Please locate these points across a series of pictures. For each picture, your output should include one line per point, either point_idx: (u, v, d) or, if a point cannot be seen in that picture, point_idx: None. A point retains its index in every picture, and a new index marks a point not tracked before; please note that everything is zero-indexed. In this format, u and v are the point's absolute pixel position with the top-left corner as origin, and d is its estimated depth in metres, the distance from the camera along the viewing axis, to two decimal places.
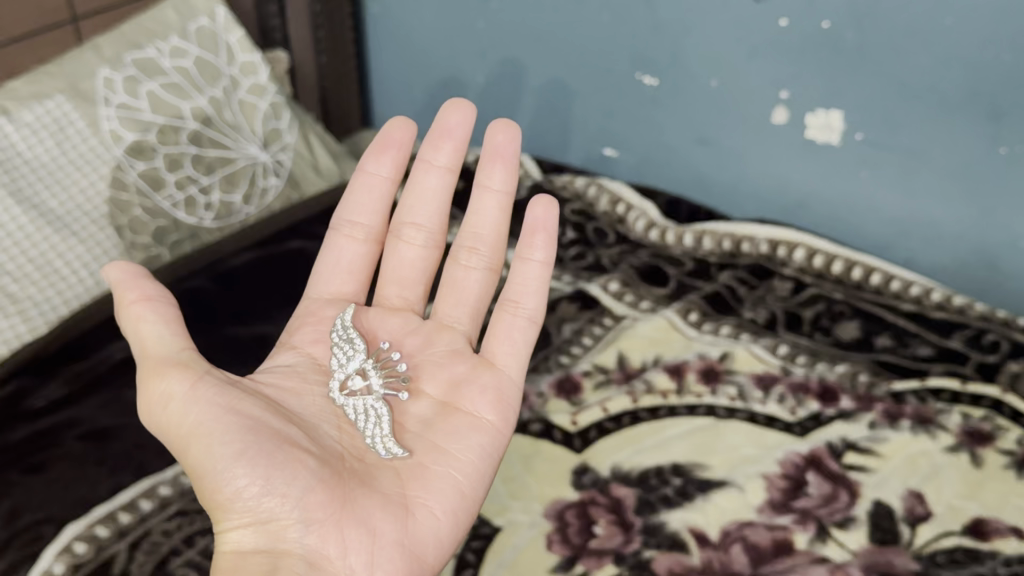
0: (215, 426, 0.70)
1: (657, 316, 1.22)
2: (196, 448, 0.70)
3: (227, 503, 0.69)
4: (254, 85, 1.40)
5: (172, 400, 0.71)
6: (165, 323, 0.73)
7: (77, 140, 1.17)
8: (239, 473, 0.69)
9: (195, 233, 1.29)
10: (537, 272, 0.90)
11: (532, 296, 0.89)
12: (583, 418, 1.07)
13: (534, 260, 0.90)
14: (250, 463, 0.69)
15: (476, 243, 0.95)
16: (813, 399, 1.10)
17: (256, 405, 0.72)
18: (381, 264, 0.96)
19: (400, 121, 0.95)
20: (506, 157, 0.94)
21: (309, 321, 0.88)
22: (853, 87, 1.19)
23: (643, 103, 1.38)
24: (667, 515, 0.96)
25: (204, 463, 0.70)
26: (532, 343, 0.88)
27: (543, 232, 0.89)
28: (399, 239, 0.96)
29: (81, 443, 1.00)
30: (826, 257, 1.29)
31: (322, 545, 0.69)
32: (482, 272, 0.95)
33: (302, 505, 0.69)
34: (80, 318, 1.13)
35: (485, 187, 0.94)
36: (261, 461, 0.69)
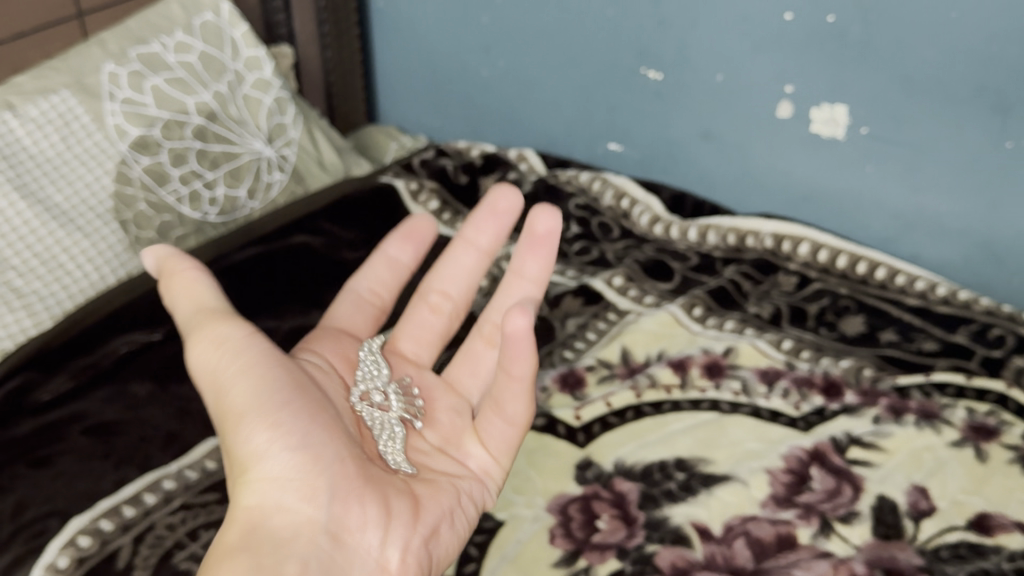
0: (261, 385, 0.67)
1: (661, 310, 1.21)
2: (236, 401, 0.67)
3: (258, 460, 0.67)
4: (259, 80, 1.39)
5: (219, 351, 0.67)
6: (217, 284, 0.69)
7: (83, 135, 1.18)
8: (280, 430, 0.67)
9: (199, 228, 1.29)
10: (518, 386, 0.73)
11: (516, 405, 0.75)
12: (586, 413, 1.08)
13: (517, 375, 0.72)
14: (291, 421, 0.67)
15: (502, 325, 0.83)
16: (817, 394, 1.10)
17: (296, 376, 0.70)
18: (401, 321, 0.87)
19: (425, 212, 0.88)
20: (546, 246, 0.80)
21: (327, 338, 0.82)
22: (858, 81, 1.18)
23: (648, 97, 1.38)
24: (671, 510, 0.96)
25: (242, 414, 0.67)
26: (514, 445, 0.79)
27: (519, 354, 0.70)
28: (425, 304, 0.88)
29: (87, 438, 1.01)
30: (831, 252, 1.28)
31: (343, 517, 0.66)
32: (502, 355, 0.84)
33: (330, 474, 0.67)
34: (85, 314, 1.14)
35: (516, 275, 0.81)
36: (301, 424, 0.68)
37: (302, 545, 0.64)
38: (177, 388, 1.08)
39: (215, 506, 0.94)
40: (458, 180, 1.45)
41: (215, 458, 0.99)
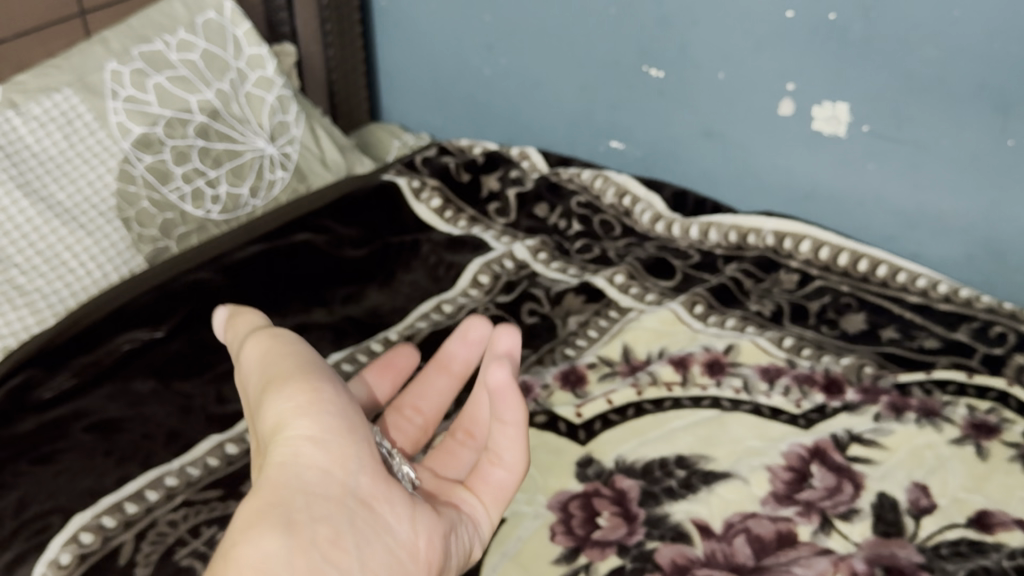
0: (314, 363, 0.63)
1: (662, 308, 1.21)
2: (287, 365, 0.61)
3: (298, 414, 0.58)
4: (262, 78, 1.40)
5: (277, 337, 0.64)
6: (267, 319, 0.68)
7: (86, 133, 1.18)
8: (322, 392, 0.60)
9: (202, 225, 1.28)
10: (512, 429, 0.69)
11: (509, 447, 0.70)
12: (588, 410, 1.08)
13: (508, 419, 0.68)
14: (333, 390, 0.60)
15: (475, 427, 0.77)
16: (818, 391, 1.10)
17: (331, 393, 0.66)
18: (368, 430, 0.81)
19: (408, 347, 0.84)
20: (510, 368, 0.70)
21: None
22: (860, 79, 1.18)
23: (649, 96, 1.38)
24: (672, 507, 0.96)
25: (284, 375, 0.60)
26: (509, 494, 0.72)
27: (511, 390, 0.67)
28: (395, 417, 0.82)
29: (89, 435, 1.01)
30: (832, 249, 1.28)
31: (373, 491, 0.58)
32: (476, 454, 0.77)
33: (363, 450, 0.59)
34: (89, 310, 1.13)
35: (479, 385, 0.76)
36: (342, 397, 0.61)
37: (331, 508, 0.56)
38: (179, 385, 1.08)
39: (217, 503, 0.94)
40: (460, 177, 1.44)
41: (217, 456, 1.00)
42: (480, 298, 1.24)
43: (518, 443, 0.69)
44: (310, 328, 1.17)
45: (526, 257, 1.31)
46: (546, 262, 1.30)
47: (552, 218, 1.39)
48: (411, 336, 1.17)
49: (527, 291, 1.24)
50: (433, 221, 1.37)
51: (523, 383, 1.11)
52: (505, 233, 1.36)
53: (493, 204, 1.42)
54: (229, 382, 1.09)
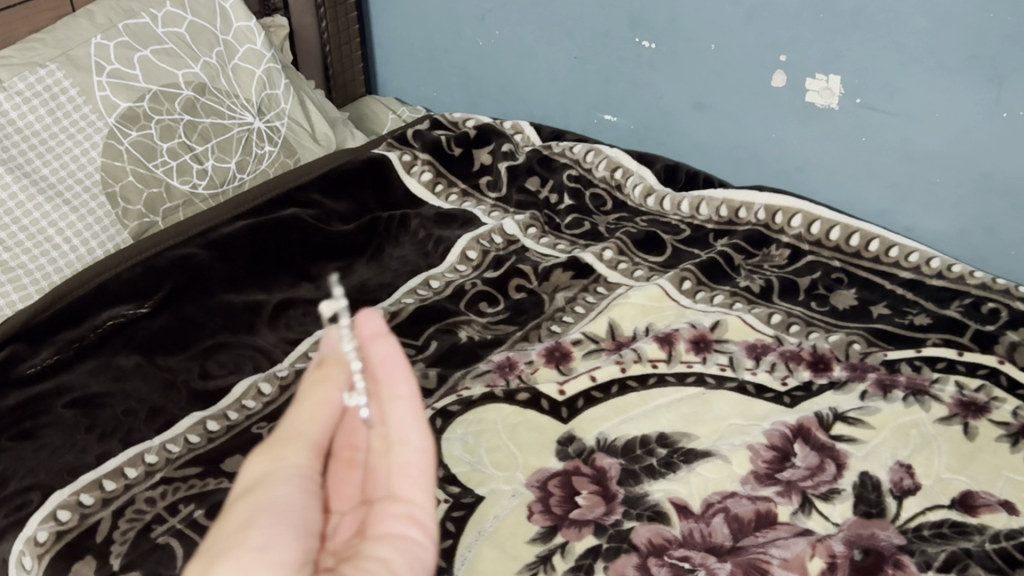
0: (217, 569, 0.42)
1: (650, 284, 1.19)
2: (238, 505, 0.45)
3: (220, 548, 0.43)
4: (251, 51, 1.37)
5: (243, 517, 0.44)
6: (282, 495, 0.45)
7: (70, 107, 1.17)
8: (249, 531, 0.44)
9: (189, 200, 1.26)
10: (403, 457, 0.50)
11: (413, 426, 0.49)
12: (571, 387, 1.08)
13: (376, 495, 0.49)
14: (269, 518, 0.44)
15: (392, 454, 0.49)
16: (805, 368, 1.09)
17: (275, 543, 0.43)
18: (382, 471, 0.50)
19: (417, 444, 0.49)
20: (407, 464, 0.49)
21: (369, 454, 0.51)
22: (853, 49, 1.15)
23: (642, 68, 1.34)
24: (651, 486, 0.96)
25: (242, 488, 0.46)
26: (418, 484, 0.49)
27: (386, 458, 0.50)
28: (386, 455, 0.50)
29: (71, 411, 1.02)
30: (824, 223, 1.24)
31: None
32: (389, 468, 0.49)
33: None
34: (74, 285, 1.12)
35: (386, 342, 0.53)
36: (289, 502, 0.45)
37: None
38: (163, 360, 1.08)
39: (195, 480, 0.94)
40: (452, 152, 1.40)
41: (199, 433, 1.00)
42: (468, 273, 1.23)
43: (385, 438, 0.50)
44: (295, 303, 1.17)
45: (515, 232, 1.29)
46: (536, 238, 1.29)
47: (543, 192, 1.35)
48: (396, 312, 1.17)
49: (516, 267, 1.23)
50: (424, 195, 1.35)
51: (507, 360, 1.11)
52: (495, 208, 1.33)
53: (485, 177, 1.38)
54: (212, 358, 1.09)
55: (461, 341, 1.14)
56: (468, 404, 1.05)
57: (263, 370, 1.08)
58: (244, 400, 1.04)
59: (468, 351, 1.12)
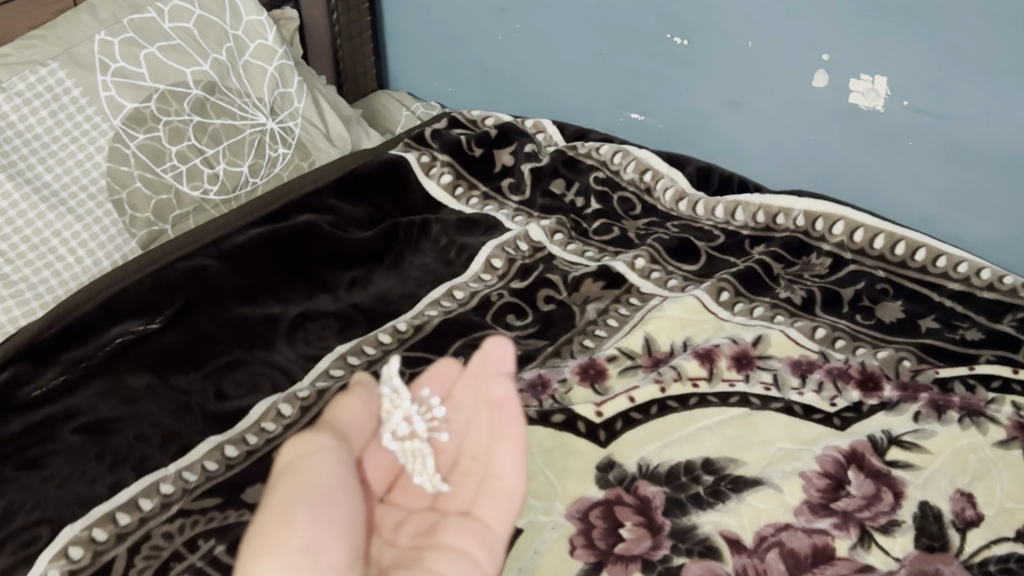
0: (285, 512, 0.53)
1: (686, 295, 1.14)
2: (286, 479, 0.55)
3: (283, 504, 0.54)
4: (262, 48, 1.30)
5: (297, 476, 0.55)
6: (324, 467, 0.56)
7: (73, 108, 1.10)
8: (297, 497, 0.54)
9: (199, 207, 1.20)
10: (498, 496, 0.66)
11: (511, 465, 0.67)
12: (608, 408, 1.02)
13: (444, 509, 0.67)
14: (317, 482, 0.55)
15: (476, 466, 0.69)
16: (854, 387, 1.03)
17: (326, 496, 0.55)
18: (465, 498, 0.67)
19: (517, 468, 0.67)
20: (505, 478, 0.67)
21: (458, 473, 0.69)
22: (904, 50, 1.08)
23: (673, 65, 1.27)
24: (699, 518, 0.91)
25: (283, 464, 0.57)
26: (508, 513, 0.66)
27: (475, 477, 0.68)
28: (471, 475, 0.69)
29: (80, 437, 0.96)
30: (868, 231, 1.19)
31: None
32: (478, 485, 0.68)
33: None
34: (81, 299, 1.06)
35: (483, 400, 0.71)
36: (324, 470, 0.56)
37: None
38: (175, 380, 1.02)
39: (215, 513, 0.88)
40: (472, 152, 1.34)
41: (216, 459, 0.94)
42: (494, 283, 1.17)
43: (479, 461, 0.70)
44: (313, 316, 1.11)
45: (541, 238, 1.23)
46: (562, 244, 1.23)
47: (569, 196, 1.29)
48: (420, 326, 1.09)
49: (544, 277, 1.17)
50: (444, 199, 1.29)
51: (539, 378, 1.05)
52: (519, 212, 1.27)
53: (506, 179, 1.32)
54: (228, 377, 1.03)
55: None
56: None
57: (282, 390, 1.02)
58: (263, 422, 0.98)
59: None
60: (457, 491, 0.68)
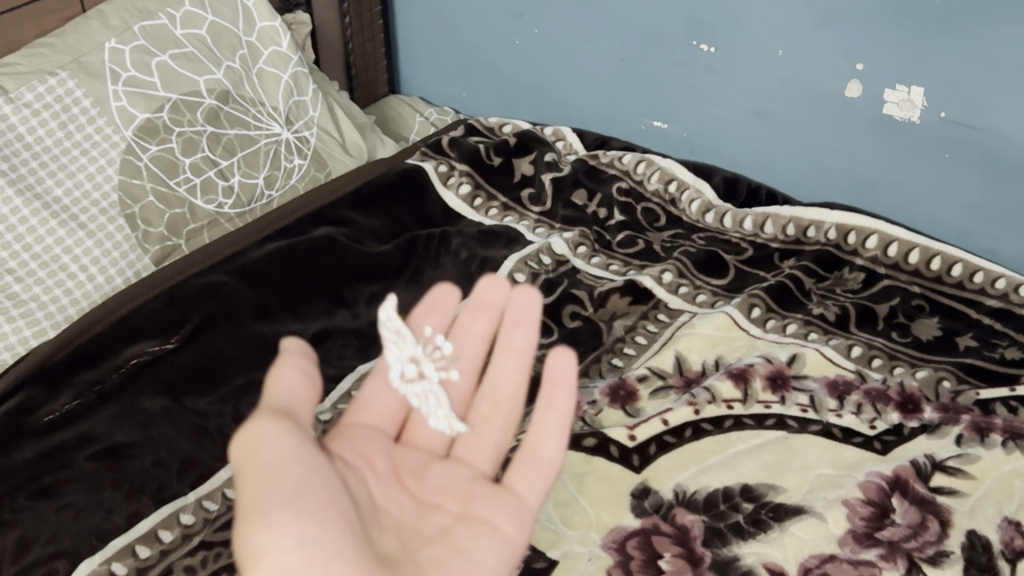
0: (258, 498, 0.58)
1: (716, 312, 1.11)
2: (249, 473, 0.59)
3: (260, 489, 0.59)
4: (276, 55, 1.26)
5: (261, 462, 0.60)
6: (281, 448, 0.61)
7: (83, 120, 1.06)
8: (269, 478, 0.59)
9: (214, 220, 1.16)
10: (529, 456, 0.74)
11: (555, 436, 0.75)
12: (641, 432, 0.98)
13: (467, 459, 0.76)
14: (284, 463, 0.60)
15: (496, 406, 0.80)
16: (893, 409, 1.00)
17: (294, 471, 0.60)
18: (486, 438, 0.78)
19: (559, 421, 0.75)
20: (545, 450, 0.74)
21: (479, 419, 0.79)
22: (942, 60, 1.05)
23: (698, 73, 1.24)
24: (741, 549, 0.86)
25: (240, 458, 0.61)
26: (546, 486, 0.73)
27: (496, 421, 0.79)
28: (486, 419, 0.79)
29: (96, 463, 0.92)
30: (902, 245, 1.16)
31: None
32: (501, 427, 0.79)
33: (333, 566, 0.57)
34: (94, 320, 1.02)
35: (507, 348, 0.83)
36: (284, 450, 0.61)
37: None
38: (191, 402, 0.98)
39: None
40: (491, 162, 1.31)
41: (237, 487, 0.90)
42: None
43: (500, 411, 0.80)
44: (333, 334, 1.07)
45: (565, 251, 1.20)
46: (586, 257, 1.20)
47: (591, 207, 1.27)
48: None
49: (569, 292, 1.14)
50: (463, 211, 1.25)
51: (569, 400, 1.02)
52: (540, 224, 1.24)
53: (527, 189, 1.29)
54: (247, 399, 0.99)
55: None
56: None
57: None
58: None
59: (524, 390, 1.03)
60: (479, 436, 0.78)
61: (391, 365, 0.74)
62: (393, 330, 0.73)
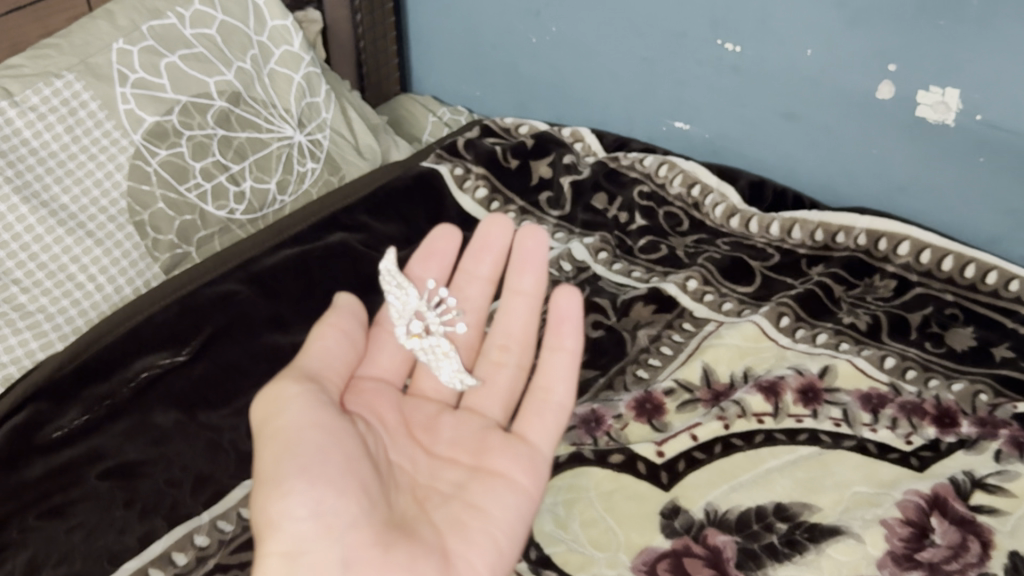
0: (274, 467, 0.67)
1: (744, 321, 1.07)
2: (272, 442, 0.69)
3: (277, 454, 0.69)
4: (288, 54, 1.23)
5: (282, 427, 0.70)
6: (303, 407, 0.71)
7: (91, 124, 1.02)
8: (283, 448, 0.68)
9: (225, 227, 1.13)
10: (539, 404, 0.85)
11: (563, 379, 0.86)
12: (670, 448, 0.94)
13: (481, 411, 0.87)
14: (296, 435, 0.69)
15: (508, 343, 0.92)
16: (930, 423, 0.97)
17: (313, 437, 0.69)
18: (497, 381, 0.89)
19: (564, 354, 0.87)
20: (552, 388, 0.86)
21: (489, 364, 0.91)
22: (979, 62, 1.01)
23: (723, 72, 1.21)
24: (776, 572, 0.81)
25: (261, 423, 0.71)
26: (563, 429, 0.84)
27: (508, 366, 0.90)
28: (495, 363, 0.91)
29: (107, 482, 0.88)
30: (935, 252, 1.13)
31: (356, 549, 0.66)
32: (513, 369, 0.90)
33: (349, 536, 0.66)
34: (103, 331, 0.99)
35: (516, 291, 0.93)
36: (299, 417, 0.70)
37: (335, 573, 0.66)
38: (205, 416, 0.95)
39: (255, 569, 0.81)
40: (508, 164, 1.29)
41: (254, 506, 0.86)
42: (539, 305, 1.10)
43: (516, 358, 0.91)
44: None
45: (585, 257, 1.17)
46: (607, 263, 1.17)
47: (612, 211, 1.24)
48: None
49: (592, 301, 1.11)
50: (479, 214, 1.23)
51: (593, 414, 0.98)
52: (558, 228, 1.22)
53: (545, 194, 1.27)
54: None
55: None
56: (556, 468, 0.92)
57: None
58: None
59: None
60: (494, 386, 0.89)
61: (397, 325, 0.87)
62: (396, 286, 0.89)
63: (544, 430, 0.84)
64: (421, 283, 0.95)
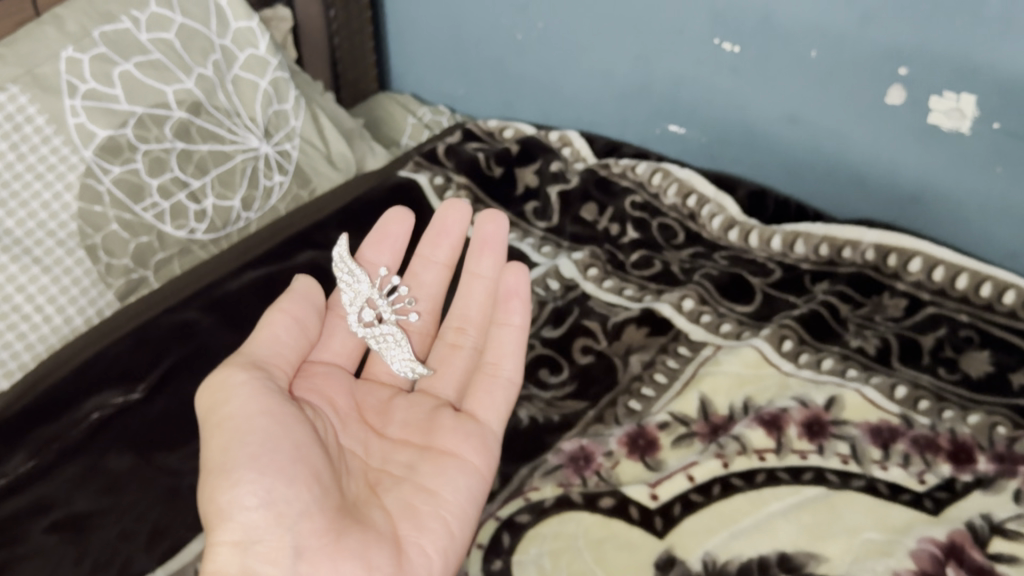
0: (225, 456, 0.64)
1: (744, 345, 1.00)
2: (220, 430, 0.66)
3: (225, 442, 0.65)
4: (254, 58, 1.15)
5: (230, 414, 0.66)
6: (252, 392, 0.68)
7: (37, 141, 0.94)
8: (232, 435, 0.65)
9: (185, 248, 1.06)
10: (489, 380, 0.82)
11: (512, 356, 0.83)
12: (664, 490, 0.86)
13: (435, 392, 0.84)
14: (245, 420, 0.65)
15: (465, 325, 0.89)
16: (944, 460, 0.88)
17: (261, 422, 0.66)
18: (451, 363, 0.86)
19: (518, 328, 0.84)
20: (502, 365, 0.83)
21: (443, 348, 0.88)
22: (998, 65, 0.93)
23: (721, 72, 1.13)
24: None
25: (210, 411, 0.68)
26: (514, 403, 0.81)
27: (466, 347, 0.87)
28: (448, 344, 0.88)
29: (53, 536, 0.80)
30: (948, 268, 1.06)
31: (310, 536, 0.62)
32: (470, 351, 0.87)
33: (302, 525, 0.62)
34: (53, 365, 0.92)
35: (474, 275, 0.90)
36: (247, 403, 0.67)
37: None
38: (162, 460, 0.87)
39: None
40: (491, 173, 1.25)
41: None
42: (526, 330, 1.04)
43: (469, 337, 0.88)
44: None
45: (573, 275, 1.11)
46: (597, 281, 1.11)
47: (602, 223, 1.18)
48: None
49: (580, 324, 1.04)
50: None
51: (581, 450, 0.91)
52: (545, 242, 1.16)
53: (531, 203, 1.22)
54: None
55: (523, 424, 0.94)
56: (540, 513, 0.84)
57: None
58: None
59: (533, 439, 0.93)
60: (446, 364, 0.86)
61: (348, 312, 0.84)
62: (347, 271, 0.84)
63: (494, 407, 0.81)
64: (373, 269, 0.90)
